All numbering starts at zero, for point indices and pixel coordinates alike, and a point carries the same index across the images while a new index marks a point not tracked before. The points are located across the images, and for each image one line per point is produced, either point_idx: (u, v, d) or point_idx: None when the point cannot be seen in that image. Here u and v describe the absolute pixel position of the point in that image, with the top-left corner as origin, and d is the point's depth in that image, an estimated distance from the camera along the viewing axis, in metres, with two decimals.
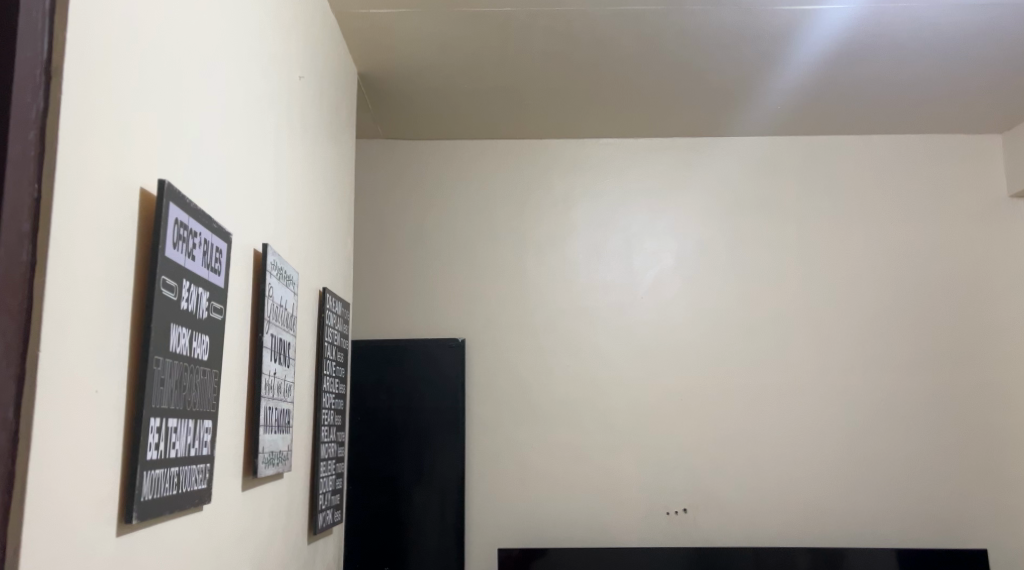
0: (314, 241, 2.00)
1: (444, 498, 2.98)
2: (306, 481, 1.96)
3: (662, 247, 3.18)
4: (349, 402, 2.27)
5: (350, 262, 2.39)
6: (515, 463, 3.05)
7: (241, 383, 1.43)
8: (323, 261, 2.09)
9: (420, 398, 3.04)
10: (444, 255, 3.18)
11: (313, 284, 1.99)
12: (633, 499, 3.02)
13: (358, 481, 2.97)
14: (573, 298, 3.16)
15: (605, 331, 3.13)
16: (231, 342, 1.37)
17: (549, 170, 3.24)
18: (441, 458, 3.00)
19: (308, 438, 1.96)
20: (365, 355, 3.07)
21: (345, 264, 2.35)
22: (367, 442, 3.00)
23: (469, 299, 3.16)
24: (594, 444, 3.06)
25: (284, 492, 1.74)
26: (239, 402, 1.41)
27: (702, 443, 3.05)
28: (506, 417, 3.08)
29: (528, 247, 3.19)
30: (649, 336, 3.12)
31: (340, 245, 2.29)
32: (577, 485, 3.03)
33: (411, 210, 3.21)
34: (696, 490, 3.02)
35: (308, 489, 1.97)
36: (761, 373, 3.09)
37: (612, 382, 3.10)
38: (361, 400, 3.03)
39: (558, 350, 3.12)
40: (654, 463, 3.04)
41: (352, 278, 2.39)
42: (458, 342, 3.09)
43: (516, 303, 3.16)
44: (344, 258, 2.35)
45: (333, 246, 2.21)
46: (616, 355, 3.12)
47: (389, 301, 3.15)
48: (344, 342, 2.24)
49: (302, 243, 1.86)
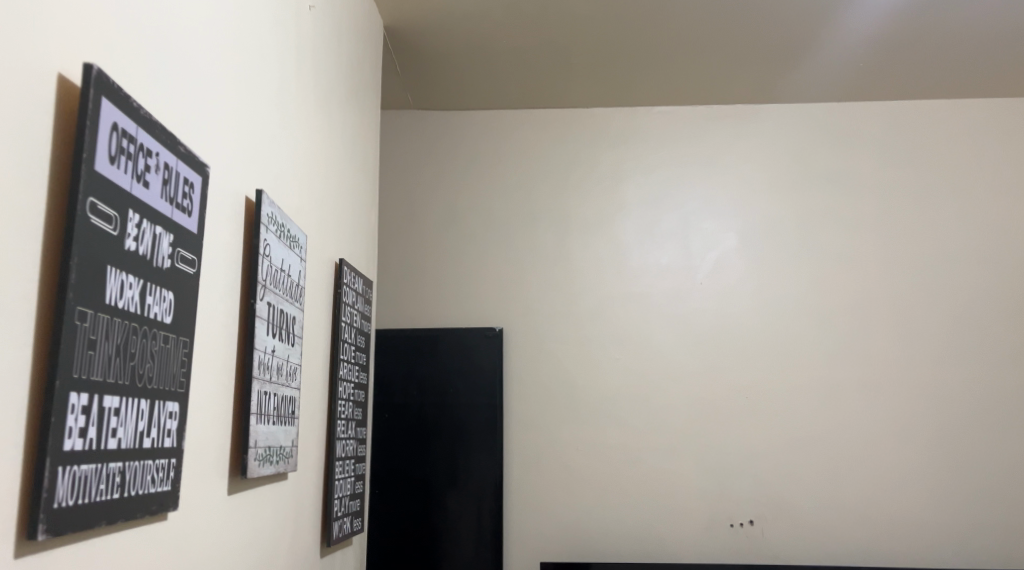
0: (330, 203, 1.72)
1: (482, 505, 2.69)
2: (319, 484, 1.67)
3: (722, 227, 2.86)
4: (371, 394, 1.99)
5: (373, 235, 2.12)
6: (559, 466, 2.74)
7: (227, 360, 1.15)
8: (341, 229, 1.82)
9: (454, 393, 2.76)
10: (481, 237, 2.90)
11: (328, 253, 1.72)
12: (692, 508, 2.69)
13: (386, 485, 2.70)
14: (623, 283, 2.85)
15: (658, 319, 2.82)
16: (211, 307, 1.09)
17: (596, 142, 2.94)
18: (477, 461, 2.72)
19: (321, 434, 1.69)
20: (394, 346, 2.80)
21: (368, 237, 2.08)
22: (395, 442, 2.73)
23: (508, 284, 2.87)
24: (647, 446, 2.74)
25: (290, 497, 1.46)
26: (223, 383, 1.13)
27: (770, 446, 2.72)
28: (548, 415, 2.78)
29: (573, 227, 2.89)
30: (707, 325, 2.80)
31: (361, 213, 2.02)
32: (629, 492, 2.72)
33: (444, 187, 2.93)
34: (764, 499, 2.69)
35: (322, 493, 1.69)
36: (836, 368, 2.75)
37: (668, 375, 2.79)
38: (389, 395, 2.76)
39: (607, 341, 2.82)
40: (715, 466, 2.72)
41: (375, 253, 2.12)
42: (495, 331, 2.81)
43: (559, 288, 2.86)
44: (367, 229, 2.07)
45: (353, 212, 1.93)
46: (671, 346, 2.80)
47: (419, 287, 2.87)
48: (367, 327, 1.96)
49: (313, 202, 1.58)
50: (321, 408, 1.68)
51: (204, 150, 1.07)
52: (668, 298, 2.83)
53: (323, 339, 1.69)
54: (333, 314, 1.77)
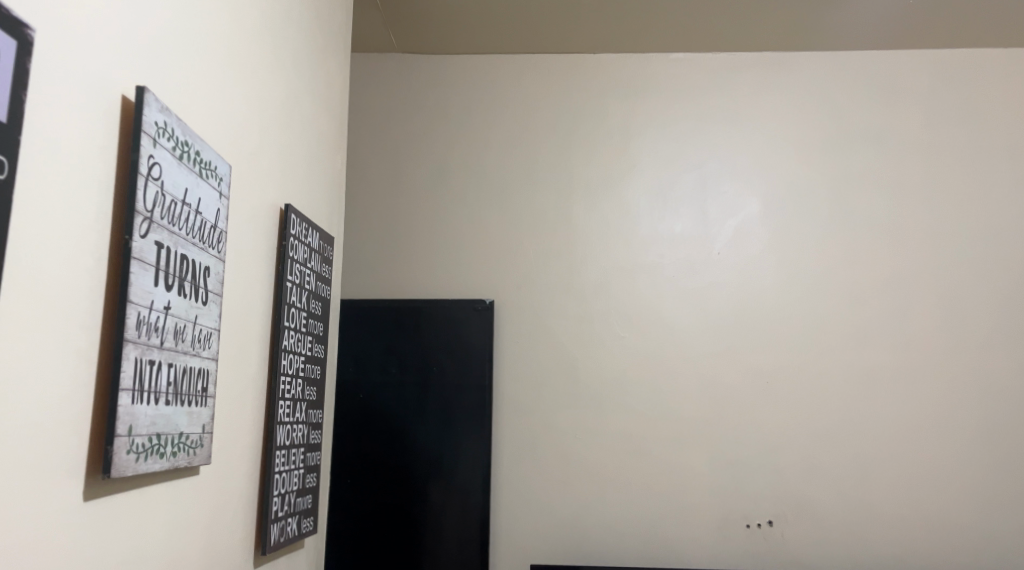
0: (271, 132, 1.40)
1: (468, 499, 2.39)
2: (254, 479, 1.37)
3: (744, 190, 2.53)
4: (327, 370, 1.67)
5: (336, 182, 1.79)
6: (554, 456, 2.44)
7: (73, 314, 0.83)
8: (289, 167, 1.49)
9: (437, 372, 2.45)
10: (472, 197, 2.57)
11: (267, 195, 1.40)
12: (704, 506, 2.38)
13: (360, 475, 2.40)
14: (631, 251, 2.53)
15: (671, 293, 2.50)
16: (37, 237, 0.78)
17: (603, 92, 2.60)
18: (462, 449, 2.41)
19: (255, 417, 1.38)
20: (371, 317, 2.49)
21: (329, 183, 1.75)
22: (371, 426, 2.42)
23: (502, 251, 2.55)
24: (654, 435, 2.43)
25: (201, 494, 1.16)
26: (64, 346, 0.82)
27: (794, 437, 2.41)
28: (543, 399, 2.47)
29: (575, 188, 2.56)
30: (725, 301, 2.48)
31: (321, 154, 1.69)
32: (632, 487, 2.41)
33: (431, 140, 2.60)
34: (786, 497, 2.37)
35: (257, 489, 1.38)
36: (871, 351, 2.43)
37: (679, 356, 2.47)
38: (364, 373, 2.45)
39: (611, 317, 2.50)
40: (731, 459, 2.40)
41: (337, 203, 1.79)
42: (486, 304, 2.49)
43: (558, 256, 2.54)
44: (329, 174, 1.75)
45: (309, 152, 1.61)
46: (683, 324, 2.48)
47: (400, 251, 2.55)
48: (324, 291, 1.64)
49: (241, 124, 1.26)
50: (255, 385, 1.37)
51: (18, 7, 0.76)
52: (681, 270, 2.51)
53: (259, 300, 1.38)
54: (278, 270, 1.46)
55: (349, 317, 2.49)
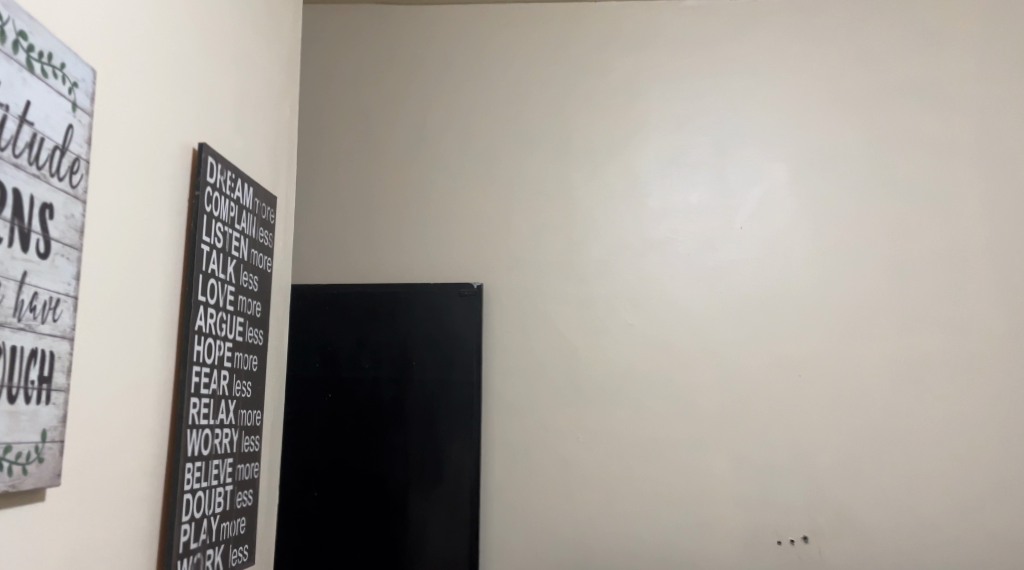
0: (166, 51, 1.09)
1: (454, 514, 2.07)
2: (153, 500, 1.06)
3: (768, 156, 2.20)
4: (265, 360, 1.35)
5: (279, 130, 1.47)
6: (553, 463, 2.11)
7: None
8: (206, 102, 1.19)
9: (417, 367, 2.14)
10: (456, 168, 2.26)
11: (165, 132, 1.09)
12: (727, 520, 2.05)
13: (329, 487, 2.09)
14: (638, 226, 2.21)
15: (687, 273, 2.18)
16: None
17: (605, 46, 2.28)
18: (447, 455, 2.10)
19: (147, 420, 1.06)
20: (342, 305, 2.18)
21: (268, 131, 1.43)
22: (341, 431, 2.12)
23: (491, 228, 2.23)
24: (668, 438, 2.10)
25: (20, 525, 0.85)
26: None
27: (830, 439, 2.07)
28: (540, 397, 2.14)
29: (574, 155, 2.24)
30: (749, 282, 2.16)
31: (255, 93, 1.37)
32: (643, 498, 2.08)
33: (410, 103, 2.30)
34: (823, 510, 2.04)
35: (163, 512, 1.08)
36: (919, 338, 2.10)
37: (695, 347, 2.14)
38: (333, 370, 2.15)
39: (617, 301, 2.18)
40: (759, 465, 2.07)
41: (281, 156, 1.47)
42: (473, 288, 2.17)
43: (555, 233, 2.22)
44: (269, 120, 1.43)
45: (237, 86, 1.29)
46: (699, 309, 2.16)
47: (372, 231, 2.25)
48: (262, 263, 1.32)
49: (123, 46, 1.00)
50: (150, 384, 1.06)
51: None
52: (695, 248, 2.19)
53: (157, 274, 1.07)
54: (191, 230, 1.15)
55: (315, 306, 2.19)
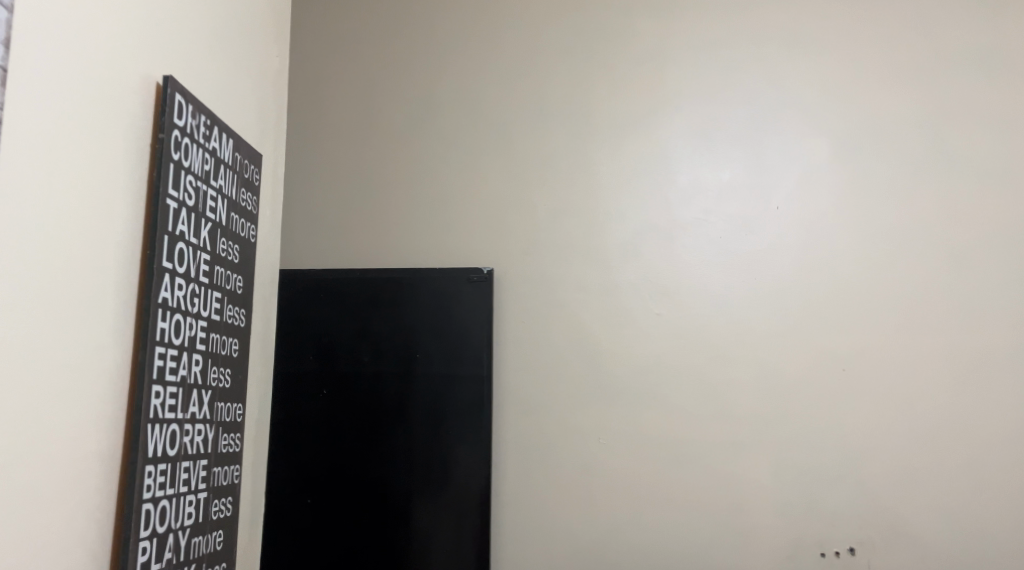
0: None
1: (463, 522, 1.89)
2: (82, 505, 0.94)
3: (806, 130, 2.03)
4: (247, 346, 1.17)
5: (253, 84, 1.28)
6: (572, 464, 1.94)
7: None
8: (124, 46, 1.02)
9: (421, 360, 1.95)
10: (464, 142, 2.07)
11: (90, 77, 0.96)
12: (765, 529, 1.90)
13: (324, 494, 1.90)
14: (664, 207, 2.03)
15: (718, 257, 2.00)
16: None
17: (623, 12, 2.09)
18: (456, 458, 1.91)
19: (88, 408, 0.96)
20: (339, 293, 1.98)
21: (232, 79, 1.23)
22: (337, 431, 1.92)
23: (503, 209, 2.04)
24: (698, 436, 1.94)
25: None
26: None
27: (873, 438, 1.91)
28: (556, 391, 1.97)
29: (595, 130, 2.06)
30: (787, 266, 1.99)
31: (216, 40, 1.19)
32: (673, 504, 1.92)
33: (413, 73, 2.10)
34: (871, 519, 1.88)
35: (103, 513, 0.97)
36: (974, 328, 1.92)
37: (729, 339, 1.97)
38: (330, 364, 1.95)
39: (641, 288, 2.00)
40: (800, 471, 1.91)
41: (255, 114, 1.29)
42: (483, 274, 1.98)
43: (574, 215, 2.03)
44: (237, 71, 1.24)
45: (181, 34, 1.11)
46: (732, 298, 1.99)
47: (372, 211, 2.05)
48: (242, 231, 1.15)
49: None
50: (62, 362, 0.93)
51: None
52: (728, 231, 2.01)
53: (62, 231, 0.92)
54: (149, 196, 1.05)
55: (309, 293, 1.99)
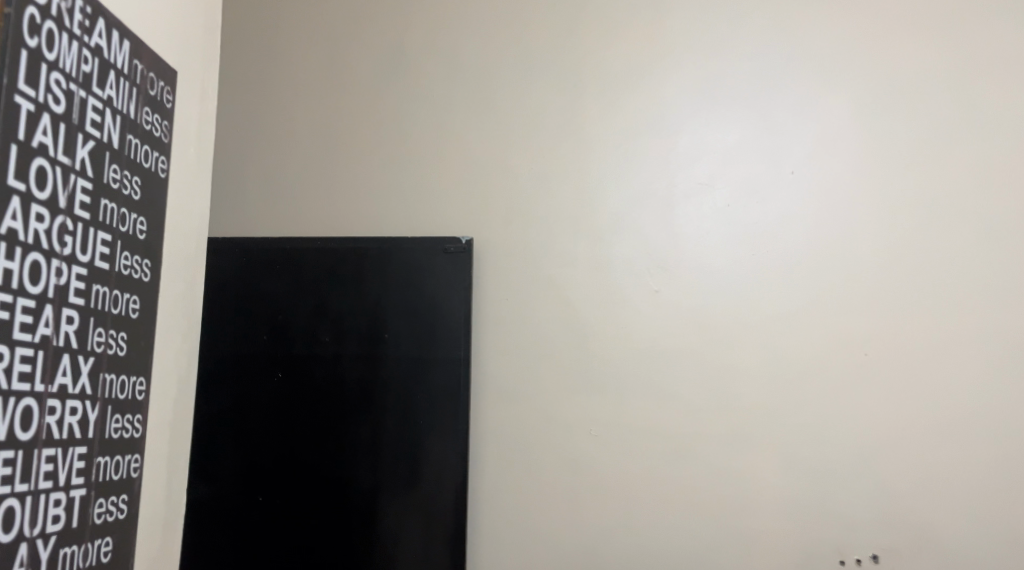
0: None
1: (433, 524, 1.67)
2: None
3: (821, 87, 1.81)
4: (152, 303, 1.01)
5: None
6: (559, 459, 1.72)
7: None
8: None
9: (389, 341, 1.73)
10: (441, 98, 1.84)
11: None
12: (776, 534, 1.68)
13: (276, 490, 1.68)
14: (665, 171, 1.81)
15: (725, 228, 1.78)
16: None
17: None
18: (427, 451, 1.69)
19: None
20: (297, 264, 1.76)
21: None
22: (292, 419, 1.70)
23: (483, 173, 1.81)
24: (701, 429, 1.72)
25: None
26: None
27: (900, 433, 1.69)
28: (541, 378, 1.75)
29: (588, 83, 1.83)
30: (801, 239, 1.77)
31: None
32: (672, 504, 1.70)
33: (386, 21, 1.88)
34: (896, 523, 1.66)
35: None
36: (1015, 310, 1.70)
37: (736, 319, 1.75)
38: (286, 344, 1.73)
39: (638, 262, 1.78)
40: (816, 469, 1.69)
41: (176, 33, 1.06)
42: (460, 245, 1.76)
43: (564, 179, 1.81)
44: None
45: None
46: (738, 273, 1.77)
47: (334, 173, 1.83)
48: (143, 160, 0.99)
49: None
50: None
51: None
52: (733, 199, 1.79)
53: None
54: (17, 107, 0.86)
55: (263, 263, 1.76)
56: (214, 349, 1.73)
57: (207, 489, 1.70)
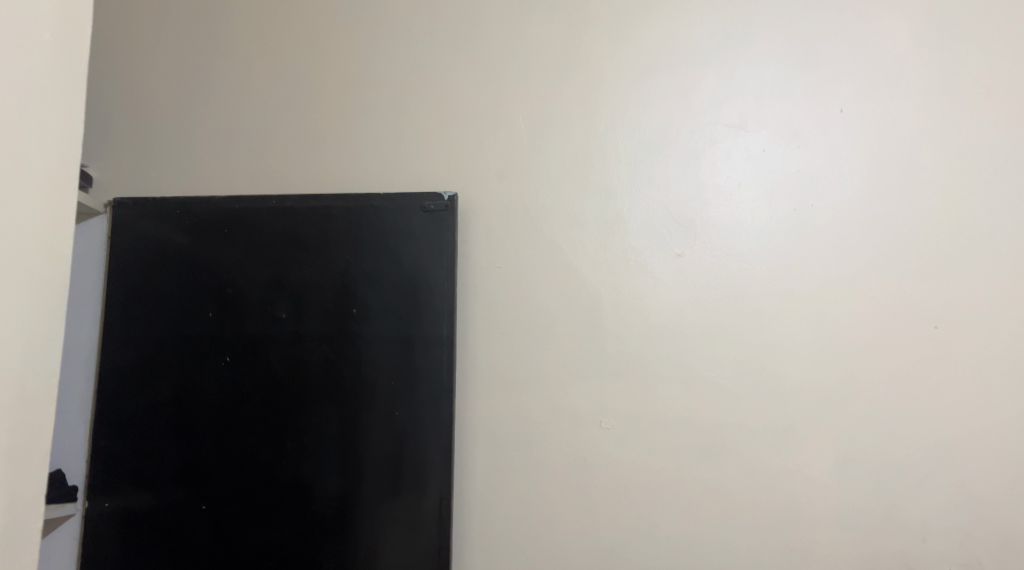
0: None
1: (414, 536, 1.39)
2: None
3: (874, 8, 1.51)
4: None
5: None
6: (564, 458, 1.43)
7: None
8: None
9: (358, 317, 1.44)
10: (420, 33, 1.55)
11: None
12: (831, 546, 1.40)
13: (225, 497, 1.40)
14: (687, 112, 1.51)
15: (760, 178, 1.48)
16: None
17: None
18: (405, 449, 1.41)
19: None
20: (247, 227, 1.47)
21: None
22: (244, 412, 1.42)
23: (472, 117, 1.53)
24: (737, 421, 1.43)
25: None
26: None
27: (974, 425, 1.41)
28: (542, 363, 1.45)
29: (594, 14, 1.54)
30: (852, 191, 1.47)
31: None
32: (705, 509, 1.41)
33: None
34: (975, 532, 1.40)
35: None
36: None
37: (778, 287, 1.46)
38: (235, 322, 1.45)
39: (656, 220, 1.48)
40: (877, 468, 1.41)
41: None
42: (443, 203, 1.47)
43: (567, 124, 1.52)
44: None
45: None
46: (778, 232, 1.47)
47: (296, 119, 1.54)
48: None
49: None
50: None
51: None
52: (772, 143, 1.49)
53: None
54: None
55: (208, 226, 1.48)
56: (150, 329, 1.45)
57: (141, 496, 1.41)
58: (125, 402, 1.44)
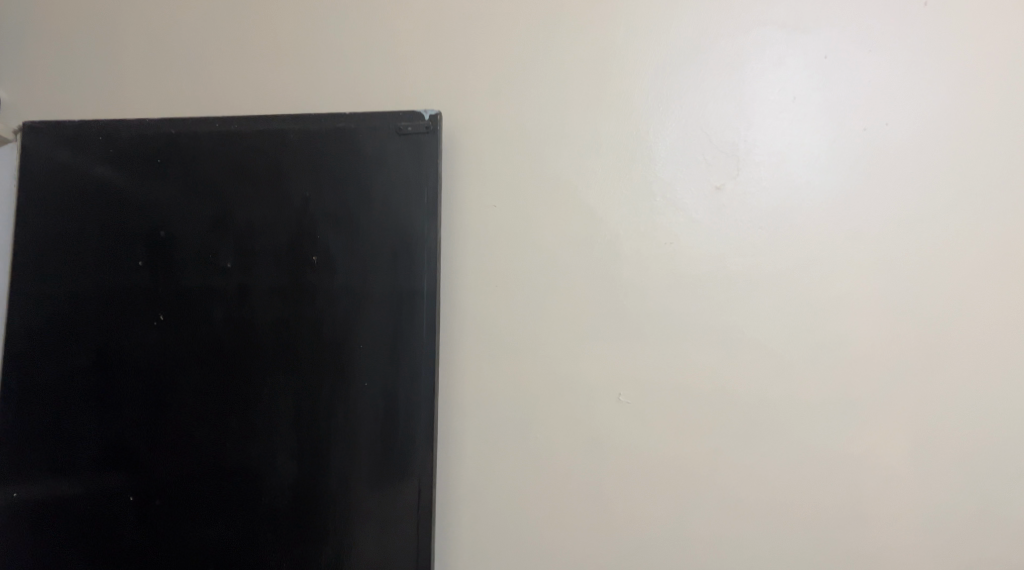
0: None
1: (386, 534, 1.13)
2: None
3: None
4: None
5: None
6: (571, 439, 1.16)
7: None
8: None
9: (317, 268, 1.17)
10: None
11: None
12: (907, 550, 1.12)
13: (157, 485, 1.15)
14: (728, 9, 1.20)
15: (818, 90, 1.18)
16: None
17: None
18: (375, 427, 1.14)
19: None
20: (183, 157, 1.20)
21: None
22: (179, 383, 1.16)
23: (459, 21, 1.24)
24: (788, 395, 1.14)
25: None
26: None
27: None
28: (544, 323, 1.17)
29: None
30: (934, 105, 1.17)
31: None
32: (748, 503, 1.13)
33: None
34: None
35: None
36: None
37: (842, 227, 1.16)
38: (169, 273, 1.18)
39: (687, 145, 1.19)
40: (963, 453, 1.12)
41: None
42: (422, 126, 1.18)
43: (575, 29, 1.22)
44: None
45: None
46: (841, 158, 1.17)
47: (245, 26, 1.26)
48: None
49: None
50: None
51: None
52: (835, 47, 1.18)
53: None
54: None
55: (136, 155, 1.20)
56: (67, 283, 1.19)
57: (57, 485, 1.16)
58: (38, 371, 1.18)
